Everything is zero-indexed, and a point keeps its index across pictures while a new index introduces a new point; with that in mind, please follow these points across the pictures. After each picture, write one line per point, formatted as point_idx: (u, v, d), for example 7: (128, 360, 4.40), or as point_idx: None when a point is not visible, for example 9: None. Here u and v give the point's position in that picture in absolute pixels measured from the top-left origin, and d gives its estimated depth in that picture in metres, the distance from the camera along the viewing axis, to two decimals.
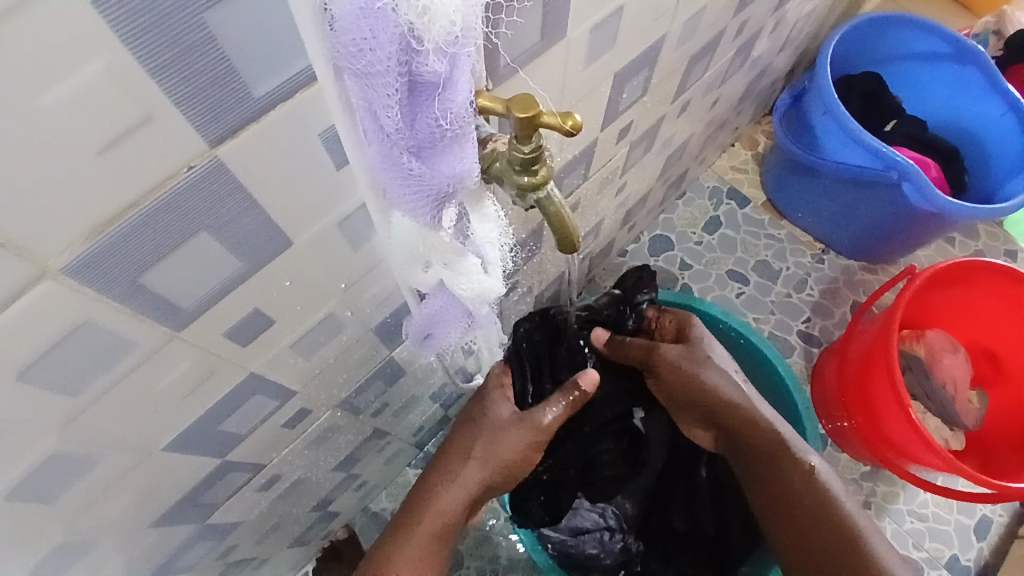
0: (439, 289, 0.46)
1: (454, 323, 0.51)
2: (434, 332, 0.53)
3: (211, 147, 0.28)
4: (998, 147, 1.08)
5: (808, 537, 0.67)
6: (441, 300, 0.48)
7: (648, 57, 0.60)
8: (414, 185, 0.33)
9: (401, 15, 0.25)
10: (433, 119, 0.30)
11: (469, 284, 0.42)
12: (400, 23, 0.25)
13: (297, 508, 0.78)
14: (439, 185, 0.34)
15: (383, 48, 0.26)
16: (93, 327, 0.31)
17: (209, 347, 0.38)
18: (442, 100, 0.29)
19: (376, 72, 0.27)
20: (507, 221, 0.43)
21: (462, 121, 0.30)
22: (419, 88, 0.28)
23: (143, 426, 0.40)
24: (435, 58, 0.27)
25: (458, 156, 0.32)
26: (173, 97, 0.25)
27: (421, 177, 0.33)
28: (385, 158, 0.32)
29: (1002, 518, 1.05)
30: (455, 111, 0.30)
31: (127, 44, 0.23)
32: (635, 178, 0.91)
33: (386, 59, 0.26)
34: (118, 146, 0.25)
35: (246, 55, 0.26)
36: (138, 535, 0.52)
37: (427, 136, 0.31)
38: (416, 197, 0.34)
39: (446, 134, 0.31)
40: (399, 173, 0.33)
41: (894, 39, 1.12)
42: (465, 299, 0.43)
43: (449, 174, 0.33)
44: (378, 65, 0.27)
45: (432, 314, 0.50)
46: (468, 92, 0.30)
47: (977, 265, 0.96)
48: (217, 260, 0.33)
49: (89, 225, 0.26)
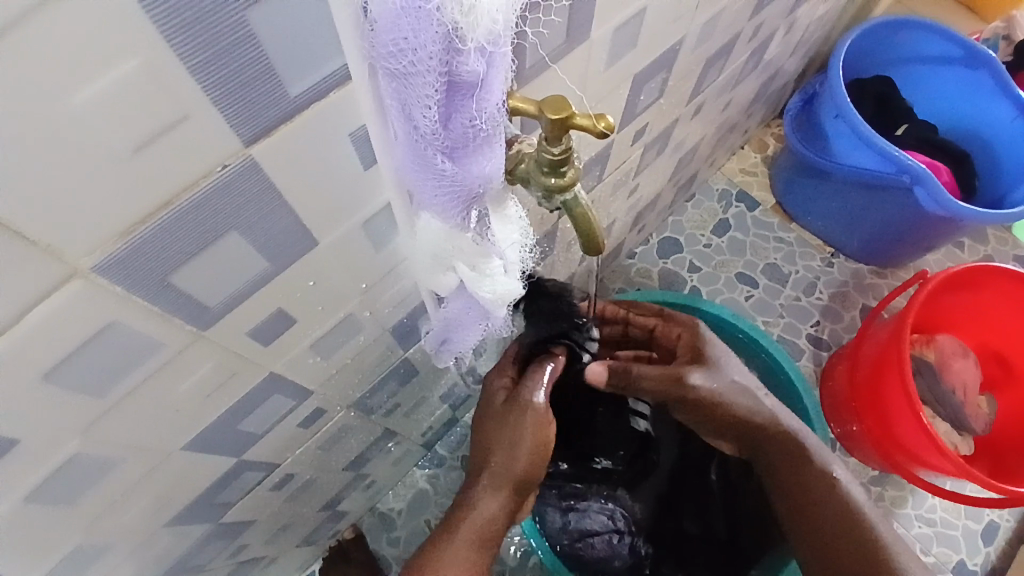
0: (457, 294, 0.46)
1: (471, 329, 0.51)
2: (452, 337, 0.54)
3: (244, 147, 0.28)
4: (1010, 151, 1.07)
5: (823, 542, 0.67)
6: (459, 304, 0.47)
7: (666, 58, 0.60)
8: (446, 186, 0.33)
9: (445, 12, 0.25)
10: (468, 119, 0.30)
11: (492, 286, 0.42)
12: (444, 21, 0.25)
13: (306, 509, 0.78)
14: (468, 186, 0.33)
15: (424, 47, 0.26)
16: (119, 328, 0.31)
17: (230, 349, 0.38)
18: (480, 99, 0.29)
19: (416, 71, 0.27)
20: (530, 223, 0.42)
21: (496, 121, 0.30)
22: (456, 89, 0.28)
23: (163, 427, 0.40)
24: (475, 57, 0.27)
25: (488, 157, 0.32)
26: (209, 97, 0.25)
27: (454, 179, 0.33)
28: (418, 160, 0.32)
29: (1011, 523, 1.05)
30: (490, 111, 0.30)
31: (167, 38, 0.22)
32: (647, 180, 0.91)
33: (427, 59, 0.26)
34: (154, 145, 0.25)
35: (282, 53, 0.26)
36: (153, 536, 0.52)
37: (461, 137, 0.30)
38: (447, 198, 0.34)
39: (480, 135, 0.31)
40: (431, 175, 0.32)
41: (906, 42, 1.11)
42: (488, 301, 0.43)
43: (479, 175, 0.33)
44: (418, 64, 0.26)
45: (446, 320, 0.51)
46: (502, 92, 0.29)
47: (992, 268, 0.96)
48: (243, 262, 0.33)
49: (121, 225, 0.26)
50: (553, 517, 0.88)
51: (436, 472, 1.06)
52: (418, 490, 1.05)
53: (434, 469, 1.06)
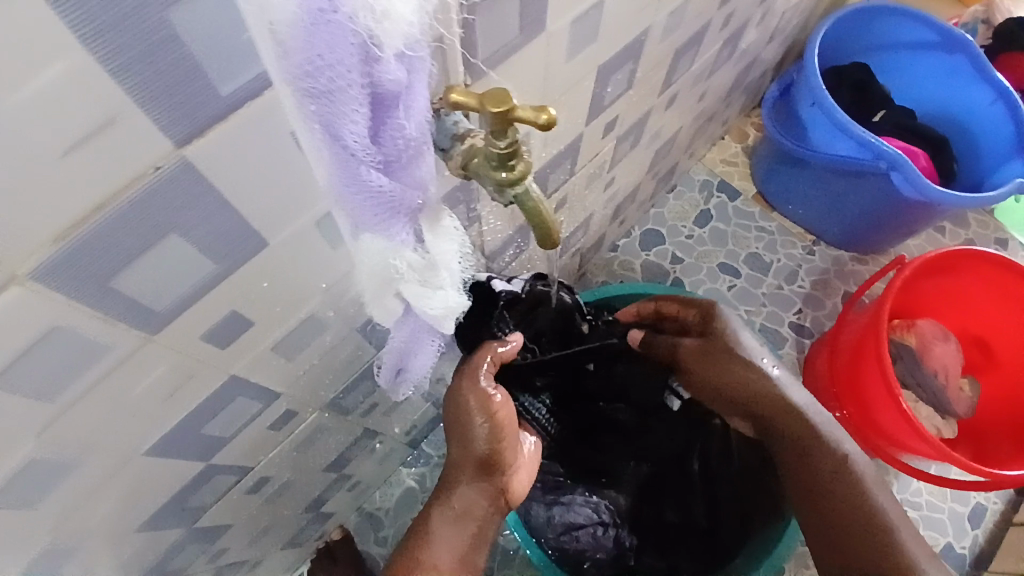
0: (404, 318, 0.45)
1: (422, 351, 0.50)
2: (406, 365, 0.52)
3: (177, 148, 0.27)
4: (989, 136, 1.08)
5: (836, 522, 0.66)
6: (406, 332, 0.47)
7: (632, 49, 0.59)
8: (384, 206, 0.33)
9: (359, 22, 0.25)
10: (397, 130, 0.30)
11: (437, 302, 0.42)
12: (360, 32, 0.25)
13: (287, 511, 0.77)
14: (408, 200, 0.34)
15: (343, 61, 0.25)
16: (65, 332, 0.30)
17: (186, 351, 0.38)
18: (404, 107, 0.30)
19: (338, 89, 0.26)
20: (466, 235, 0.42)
21: (421, 125, 0.31)
22: (380, 99, 0.28)
23: (122, 431, 0.40)
24: (394, 63, 0.27)
25: (420, 163, 0.33)
26: (135, 100, 0.24)
27: (391, 195, 0.32)
28: (354, 186, 0.31)
29: (996, 505, 1.06)
30: (414, 116, 0.30)
31: (87, 45, 0.22)
32: (623, 173, 0.91)
33: (347, 72, 0.26)
34: (83, 148, 0.24)
35: (209, 53, 0.25)
36: (125, 539, 0.51)
37: (393, 148, 0.31)
38: (387, 217, 0.33)
39: (411, 144, 0.31)
40: (370, 199, 0.32)
41: (883, 28, 1.11)
42: (435, 317, 0.43)
43: (414, 182, 0.33)
44: (342, 78, 0.26)
45: (402, 346, 0.49)
46: (425, 98, 0.31)
47: (967, 253, 0.96)
48: (189, 262, 0.33)
49: (56, 229, 0.26)
50: (538, 513, 0.89)
51: (422, 470, 1.05)
52: (404, 489, 1.05)
53: (420, 467, 1.06)
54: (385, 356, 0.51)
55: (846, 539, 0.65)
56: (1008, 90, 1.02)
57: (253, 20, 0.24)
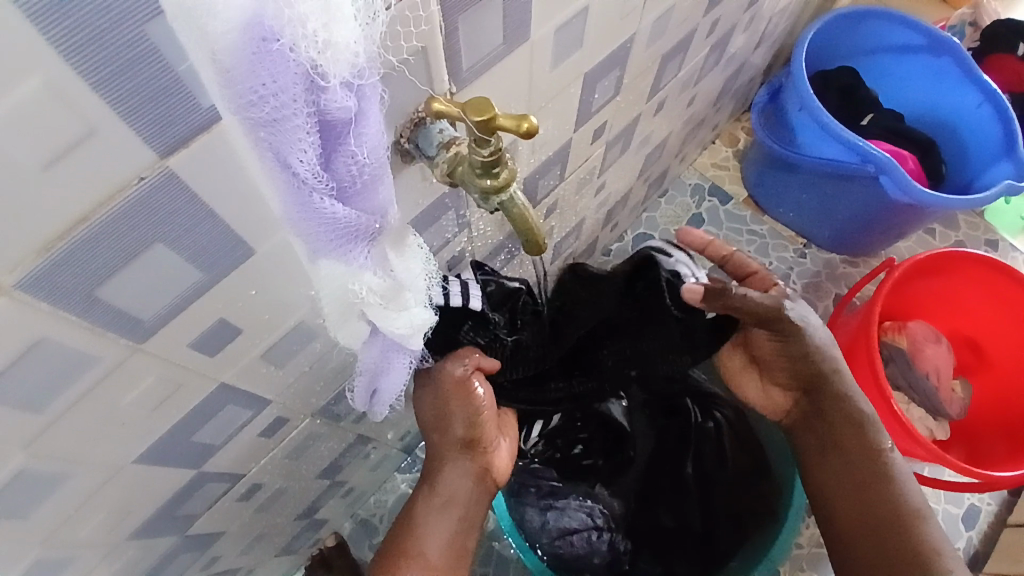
0: (371, 339, 0.46)
1: (396, 373, 0.50)
2: (380, 386, 0.52)
3: (160, 159, 0.28)
4: (977, 138, 1.08)
5: (870, 508, 0.66)
6: (376, 352, 0.47)
7: (618, 56, 0.60)
8: (340, 230, 0.33)
9: (301, 52, 0.24)
10: (350, 158, 0.30)
11: (399, 319, 0.42)
12: (302, 62, 0.25)
13: (281, 518, 0.77)
14: (366, 225, 0.34)
15: (287, 89, 0.25)
16: (52, 343, 0.31)
17: (173, 360, 0.38)
18: (356, 135, 0.29)
19: (283, 116, 0.26)
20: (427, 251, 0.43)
21: (377, 152, 0.31)
22: (330, 126, 0.28)
23: (111, 441, 0.40)
24: (342, 91, 0.27)
25: (379, 189, 0.33)
26: (117, 113, 0.25)
27: (346, 220, 0.32)
28: (309, 211, 0.31)
29: (991, 506, 1.06)
30: (368, 143, 0.30)
31: (66, 60, 0.22)
32: (613, 178, 0.91)
33: (292, 100, 0.26)
34: (67, 160, 0.25)
35: (189, 65, 0.26)
36: (118, 548, 0.51)
37: (348, 175, 0.31)
38: (343, 242, 0.33)
39: (366, 169, 0.31)
40: (325, 224, 0.32)
41: (870, 32, 1.12)
42: (402, 335, 0.44)
43: (372, 207, 0.33)
44: (287, 106, 0.26)
45: (372, 368, 0.49)
46: (380, 126, 0.30)
47: (956, 254, 0.97)
48: (175, 272, 0.33)
49: (41, 241, 0.26)
50: (532, 518, 0.90)
51: (417, 477, 1.05)
52: (399, 495, 1.04)
53: (414, 473, 1.06)
54: (359, 378, 0.51)
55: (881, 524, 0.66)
56: (996, 92, 1.03)
57: (193, 50, 0.24)
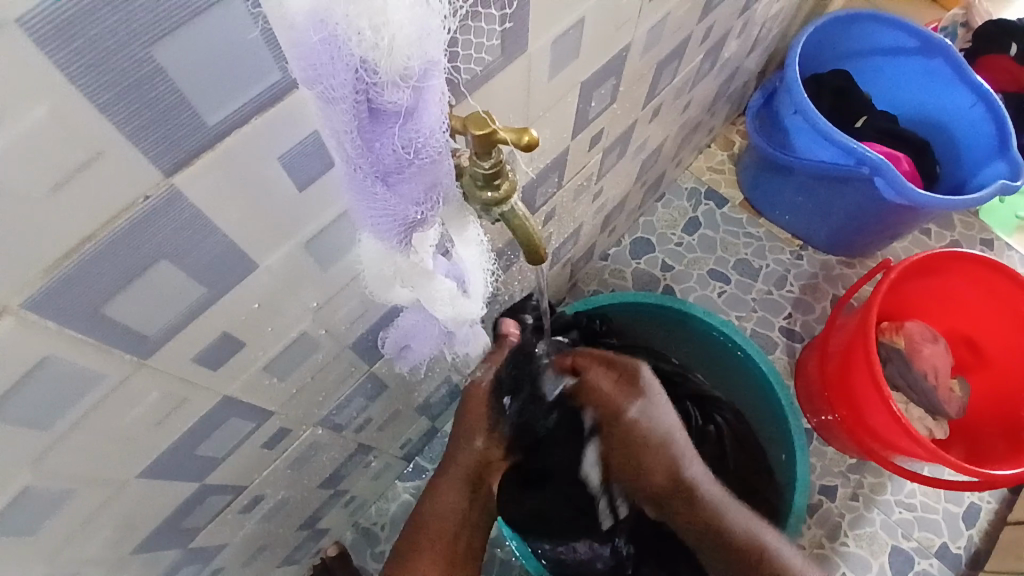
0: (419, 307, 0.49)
1: (430, 338, 0.54)
2: (412, 344, 0.56)
3: (166, 178, 0.28)
4: (971, 139, 1.09)
5: None
6: (416, 314, 0.51)
7: (613, 64, 0.60)
8: (380, 208, 0.34)
9: (353, 44, 0.26)
10: (399, 149, 0.31)
11: (449, 308, 0.45)
12: (354, 53, 0.26)
13: (283, 529, 0.77)
14: (405, 211, 0.35)
15: (337, 77, 0.27)
16: (58, 363, 0.31)
17: (177, 376, 0.38)
18: (408, 130, 0.30)
19: (334, 99, 0.28)
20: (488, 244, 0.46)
21: (427, 149, 0.31)
22: (380, 117, 0.29)
23: (115, 457, 0.40)
24: (394, 88, 0.28)
25: (424, 184, 0.34)
26: (124, 135, 0.25)
27: (388, 201, 0.34)
28: (353, 181, 0.33)
29: (991, 504, 1.07)
30: (419, 140, 0.31)
31: (75, 83, 0.23)
32: (610, 184, 0.92)
33: (341, 86, 0.27)
34: (71, 183, 0.25)
35: (196, 84, 0.26)
36: (121, 563, 0.51)
37: (394, 165, 0.32)
38: (384, 221, 0.35)
39: (414, 163, 0.32)
40: (366, 195, 0.34)
41: (862, 35, 1.13)
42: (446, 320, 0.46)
43: (417, 198, 0.34)
44: (337, 90, 0.27)
45: (408, 326, 0.53)
46: (439, 121, 0.31)
47: (953, 256, 0.98)
48: (180, 290, 0.33)
49: (48, 261, 0.26)
50: (535, 526, 0.87)
51: (419, 484, 1.05)
52: (401, 503, 1.04)
53: (416, 481, 1.06)
54: (391, 332, 0.55)
55: None
56: (989, 92, 1.04)
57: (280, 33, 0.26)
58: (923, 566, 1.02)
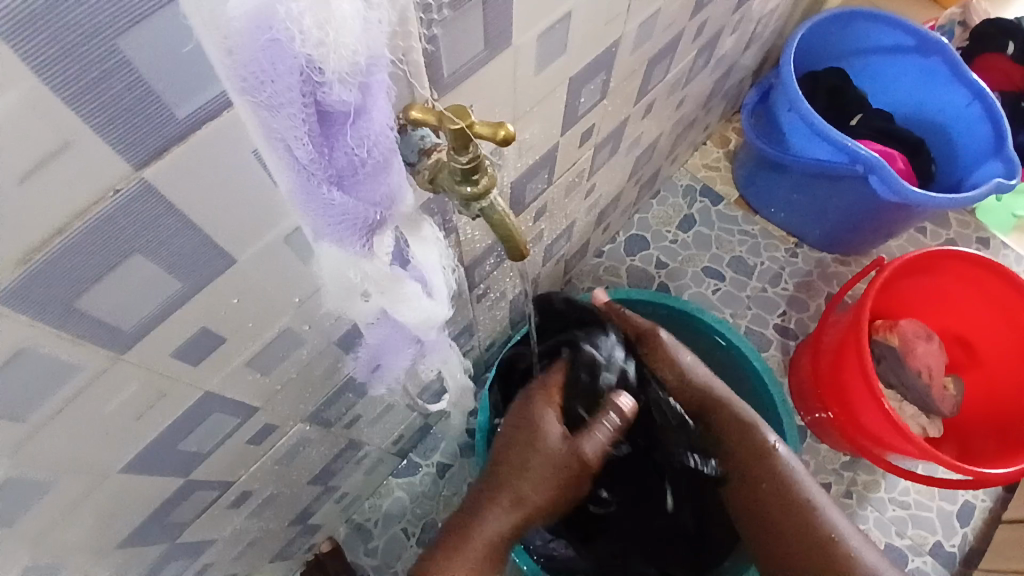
0: (382, 320, 0.48)
1: (401, 351, 0.53)
2: (383, 361, 0.55)
3: (135, 170, 0.28)
4: (966, 138, 1.09)
5: (775, 513, 0.72)
6: (382, 332, 0.50)
7: (603, 60, 0.60)
8: (337, 215, 0.34)
9: (300, 46, 0.26)
10: (349, 148, 0.31)
11: (413, 311, 0.43)
12: (300, 54, 0.26)
13: (273, 524, 0.77)
14: (362, 214, 0.34)
15: (284, 80, 0.26)
16: (34, 355, 0.31)
17: (157, 369, 0.38)
18: (357, 127, 0.30)
19: (281, 105, 0.27)
20: (446, 245, 0.46)
21: (377, 147, 0.32)
22: (329, 116, 0.29)
23: (96, 449, 0.40)
24: (341, 86, 0.28)
25: (378, 181, 0.34)
26: (90, 126, 0.25)
27: (344, 208, 0.33)
28: (305, 190, 0.32)
29: (985, 503, 1.06)
30: (369, 137, 0.31)
31: (40, 74, 0.22)
32: (603, 180, 0.92)
33: (288, 90, 0.27)
34: (39, 174, 0.25)
35: (163, 77, 0.26)
36: (106, 556, 0.51)
37: (346, 164, 0.32)
38: (343, 228, 0.35)
39: (366, 162, 0.32)
40: (319, 203, 0.33)
41: (857, 33, 1.13)
42: (410, 324, 0.44)
43: (371, 198, 0.34)
44: (282, 95, 0.27)
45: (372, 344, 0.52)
46: (385, 118, 0.31)
47: (949, 253, 0.98)
48: (156, 282, 0.33)
49: (17, 253, 0.26)
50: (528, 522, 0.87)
51: (412, 480, 1.05)
52: (393, 499, 1.04)
53: (408, 477, 1.06)
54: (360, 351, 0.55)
55: (786, 520, 0.71)
56: (985, 91, 1.04)
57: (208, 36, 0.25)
58: (916, 564, 1.02)
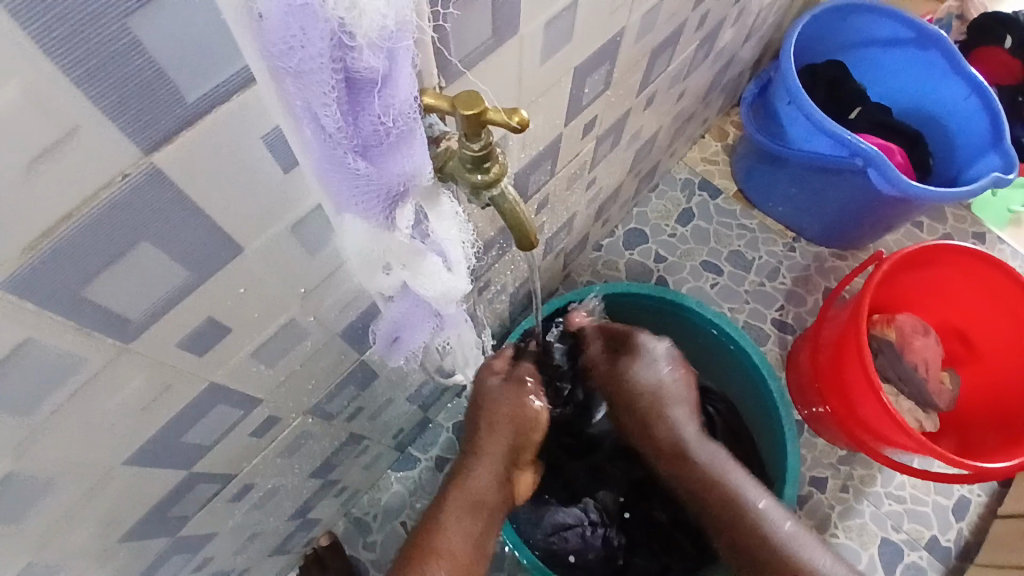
0: (405, 294, 0.47)
1: (421, 324, 0.51)
2: (402, 335, 0.53)
3: (145, 156, 0.27)
4: (965, 132, 1.09)
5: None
6: (405, 304, 0.48)
7: (607, 50, 0.60)
8: (362, 186, 0.33)
9: (329, 9, 0.25)
10: (376, 117, 0.30)
11: (433, 284, 0.43)
12: (329, 18, 0.25)
13: (273, 518, 0.77)
14: (388, 184, 0.34)
15: (314, 45, 0.25)
16: (39, 345, 0.30)
17: (162, 361, 0.38)
18: (383, 97, 0.29)
19: (309, 69, 0.26)
20: (464, 218, 0.44)
21: (405, 119, 0.31)
22: (356, 85, 0.28)
23: (99, 442, 0.39)
24: (370, 54, 0.27)
25: (407, 153, 0.33)
26: (100, 111, 0.24)
27: (369, 178, 0.33)
28: (328, 158, 0.31)
29: (981, 497, 1.07)
30: (395, 108, 0.30)
31: (49, 55, 0.22)
32: (604, 173, 0.91)
33: (317, 56, 0.26)
34: (48, 159, 0.24)
35: (173, 58, 0.25)
36: (107, 551, 0.51)
37: (372, 134, 0.31)
38: (364, 200, 0.34)
39: (392, 133, 0.31)
40: (344, 174, 0.32)
41: (857, 26, 1.13)
42: (431, 298, 0.44)
43: (396, 170, 0.33)
44: (309, 61, 0.26)
45: (395, 317, 0.50)
46: (412, 89, 0.30)
47: (947, 247, 0.98)
48: (162, 272, 0.33)
49: (26, 240, 0.26)
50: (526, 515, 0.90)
51: (412, 475, 1.05)
52: (393, 493, 1.04)
53: (407, 471, 1.05)
54: (381, 322, 0.52)
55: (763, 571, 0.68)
56: (983, 85, 1.04)
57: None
58: (913, 559, 1.03)
